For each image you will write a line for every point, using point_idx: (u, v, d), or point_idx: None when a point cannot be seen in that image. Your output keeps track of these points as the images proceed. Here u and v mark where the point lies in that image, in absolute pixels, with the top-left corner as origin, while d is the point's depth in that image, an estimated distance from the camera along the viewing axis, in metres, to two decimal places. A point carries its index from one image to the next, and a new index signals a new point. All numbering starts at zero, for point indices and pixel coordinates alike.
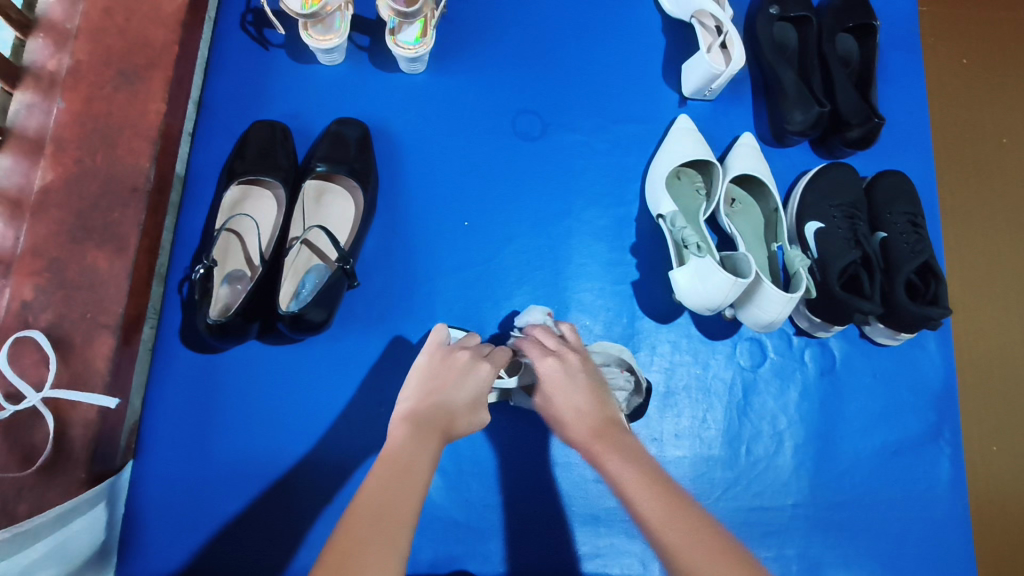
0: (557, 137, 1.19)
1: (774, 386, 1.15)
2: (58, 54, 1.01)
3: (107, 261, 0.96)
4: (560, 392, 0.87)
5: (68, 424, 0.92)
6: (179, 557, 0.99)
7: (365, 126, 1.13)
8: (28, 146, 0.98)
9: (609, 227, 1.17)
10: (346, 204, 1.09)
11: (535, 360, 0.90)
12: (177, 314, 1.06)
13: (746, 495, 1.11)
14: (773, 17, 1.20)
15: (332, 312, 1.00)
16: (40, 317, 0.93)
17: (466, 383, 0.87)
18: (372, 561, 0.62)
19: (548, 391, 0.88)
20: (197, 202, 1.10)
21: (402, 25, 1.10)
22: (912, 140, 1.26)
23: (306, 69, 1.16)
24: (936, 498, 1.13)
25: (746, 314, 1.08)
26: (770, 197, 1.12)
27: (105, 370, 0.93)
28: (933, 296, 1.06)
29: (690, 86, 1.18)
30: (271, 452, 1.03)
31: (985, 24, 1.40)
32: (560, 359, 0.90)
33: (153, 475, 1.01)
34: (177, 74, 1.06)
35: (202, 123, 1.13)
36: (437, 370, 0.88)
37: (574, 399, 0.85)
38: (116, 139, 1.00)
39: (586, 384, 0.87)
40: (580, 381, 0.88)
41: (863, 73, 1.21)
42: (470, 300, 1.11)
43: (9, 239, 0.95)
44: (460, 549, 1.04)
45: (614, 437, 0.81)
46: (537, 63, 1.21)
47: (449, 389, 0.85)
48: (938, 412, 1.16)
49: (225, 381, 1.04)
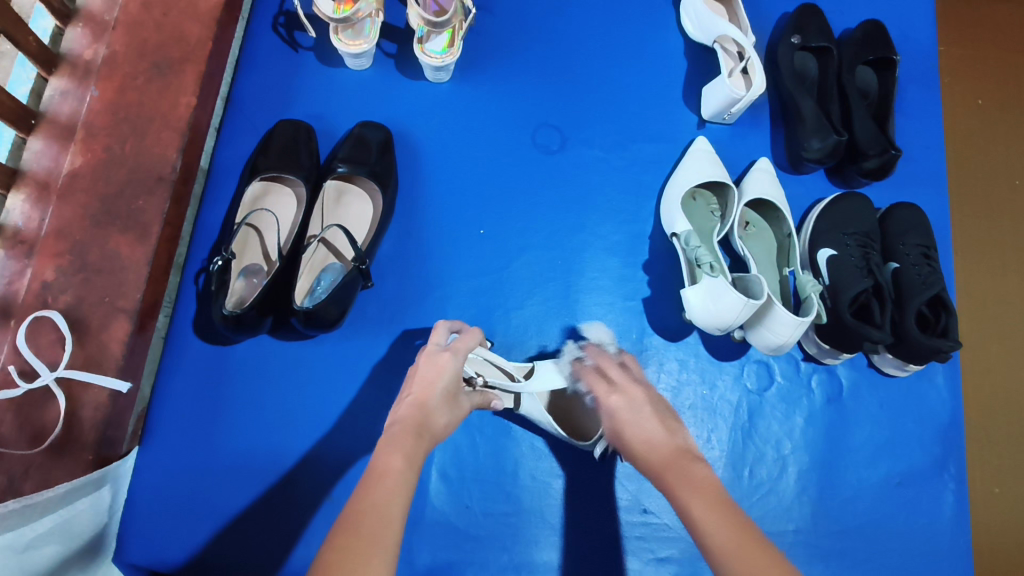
0: (576, 152, 1.20)
1: (780, 410, 1.15)
2: (95, 44, 1.04)
3: (128, 247, 0.97)
4: (629, 424, 0.92)
5: (78, 406, 0.92)
6: (177, 545, 0.99)
7: (387, 130, 1.15)
8: (59, 131, 1.00)
9: (623, 243, 1.18)
10: (364, 204, 1.11)
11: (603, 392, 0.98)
12: (191, 304, 1.07)
13: (748, 518, 1.10)
14: (794, 46, 1.22)
15: (345, 310, 1.00)
16: (59, 298, 0.94)
17: (440, 384, 0.84)
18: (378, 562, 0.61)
19: (614, 426, 0.94)
20: (218, 196, 1.11)
21: (430, 34, 1.13)
22: (927, 174, 1.27)
23: (332, 72, 1.19)
24: (938, 534, 1.12)
25: (756, 336, 1.09)
26: (784, 222, 1.13)
27: (119, 355, 0.94)
28: (943, 329, 1.06)
29: (710, 109, 1.20)
30: (277, 446, 1.03)
31: (1003, 66, 1.42)
32: (625, 394, 0.97)
33: (156, 463, 1.01)
34: (208, 69, 1.08)
35: (229, 118, 1.15)
36: (423, 371, 0.86)
37: (643, 429, 0.91)
38: (145, 129, 1.02)
39: (654, 418, 0.93)
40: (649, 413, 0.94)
41: (880, 105, 1.22)
42: (482, 307, 1.13)
43: (34, 220, 0.96)
44: (457, 556, 1.03)
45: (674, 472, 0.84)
46: (559, 78, 1.23)
47: (431, 389, 0.83)
48: (944, 447, 1.16)
49: (234, 373, 1.05)
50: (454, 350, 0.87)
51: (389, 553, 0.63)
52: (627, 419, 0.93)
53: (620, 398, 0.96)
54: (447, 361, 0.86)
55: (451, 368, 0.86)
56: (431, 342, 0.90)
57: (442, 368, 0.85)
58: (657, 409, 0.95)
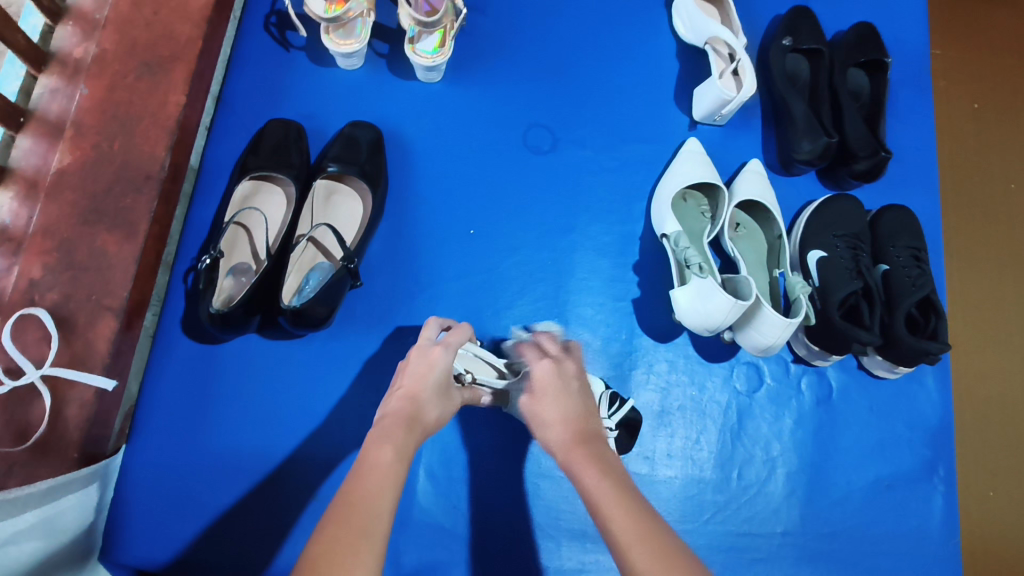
0: (567, 152, 1.20)
1: (770, 412, 1.14)
2: (85, 42, 1.04)
3: (116, 245, 0.97)
4: (551, 392, 0.88)
5: (64, 403, 0.92)
6: (164, 544, 0.99)
7: (378, 130, 1.15)
8: (48, 128, 1.00)
9: (613, 244, 1.18)
10: (354, 204, 1.11)
11: (532, 359, 0.94)
12: (181, 303, 1.07)
13: (736, 519, 1.10)
14: (786, 48, 1.22)
15: (333, 310, 1.00)
16: (46, 296, 0.94)
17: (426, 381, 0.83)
18: (358, 562, 0.60)
19: (535, 390, 0.90)
20: (208, 196, 1.12)
21: (421, 34, 1.13)
22: (919, 176, 1.27)
23: (324, 72, 1.19)
24: (928, 537, 1.12)
25: (745, 337, 1.08)
26: (774, 223, 1.13)
27: (106, 353, 0.94)
28: (932, 331, 1.06)
29: (701, 111, 1.20)
30: (264, 444, 1.03)
31: (997, 70, 1.43)
32: (556, 364, 0.93)
33: (143, 462, 1.01)
34: (199, 68, 1.08)
35: (220, 117, 1.15)
36: (414, 365, 0.85)
37: (562, 403, 0.87)
38: (135, 127, 1.02)
39: (578, 397, 0.88)
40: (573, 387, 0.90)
41: (872, 107, 1.22)
42: (471, 307, 1.12)
43: (22, 218, 0.96)
44: (445, 556, 1.03)
45: (585, 447, 0.80)
46: (551, 79, 1.23)
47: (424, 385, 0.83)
48: (934, 449, 1.16)
49: (222, 373, 1.05)
50: (445, 343, 0.87)
51: (374, 547, 0.62)
52: (552, 389, 0.89)
53: (550, 368, 0.92)
54: (440, 356, 0.85)
55: (444, 360, 0.86)
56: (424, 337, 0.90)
57: (434, 362, 0.85)
58: (583, 390, 0.90)
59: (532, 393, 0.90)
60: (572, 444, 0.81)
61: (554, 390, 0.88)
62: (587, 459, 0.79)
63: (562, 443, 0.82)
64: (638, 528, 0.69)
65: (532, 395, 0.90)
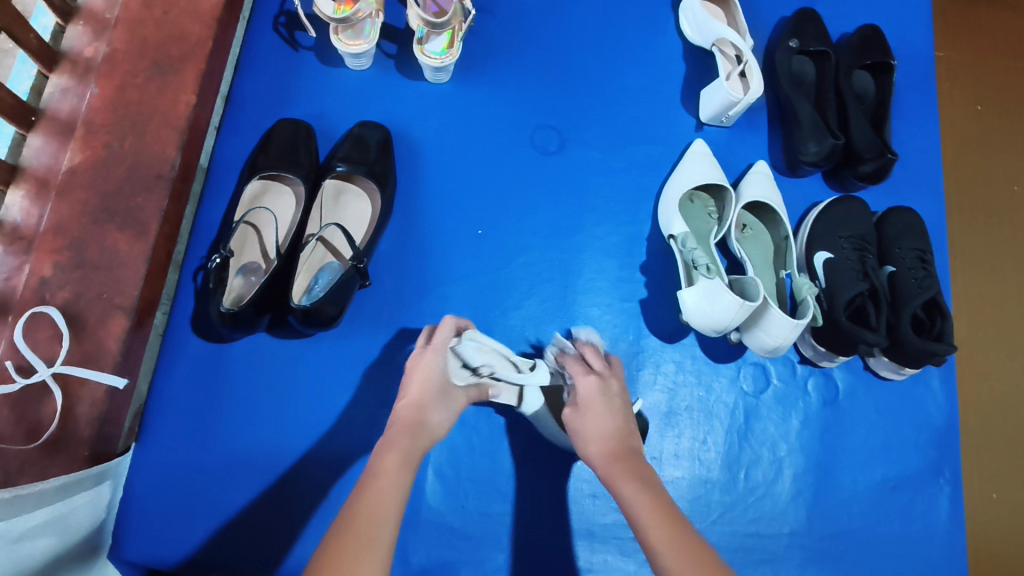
0: (575, 153, 1.21)
1: (776, 412, 1.15)
2: (96, 41, 1.04)
3: (127, 244, 0.98)
4: (595, 409, 0.87)
5: (74, 401, 0.92)
6: (174, 543, 0.99)
7: (386, 130, 1.15)
8: (59, 127, 1.00)
9: (620, 244, 1.18)
10: (362, 204, 1.11)
11: (577, 375, 0.91)
12: (189, 302, 1.07)
13: (743, 520, 1.10)
14: (792, 51, 1.23)
15: (342, 309, 1.01)
16: (57, 295, 0.94)
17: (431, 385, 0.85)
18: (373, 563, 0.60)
19: (580, 404, 0.88)
20: (217, 195, 1.12)
21: (430, 35, 1.13)
22: (924, 177, 1.27)
23: (332, 72, 1.19)
24: (934, 538, 1.12)
25: (752, 338, 1.09)
26: (780, 224, 1.13)
27: (116, 351, 0.94)
28: (938, 332, 1.06)
29: (708, 112, 1.20)
30: (273, 443, 1.04)
31: (1000, 72, 1.43)
32: (602, 380, 0.90)
33: (152, 461, 1.01)
34: (208, 68, 1.09)
35: (229, 117, 1.16)
36: (413, 373, 0.87)
37: (604, 420, 0.86)
38: (145, 126, 1.02)
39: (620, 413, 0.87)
40: (616, 403, 0.88)
41: (877, 109, 1.23)
42: (479, 307, 1.13)
43: (33, 217, 0.96)
44: (453, 555, 1.03)
45: (625, 463, 0.81)
46: (559, 80, 1.23)
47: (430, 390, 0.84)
48: (940, 451, 1.16)
49: (231, 372, 1.05)
50: (429, 348, 0.89)
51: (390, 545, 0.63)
52: (596, 405, 0.87)
53: (595, 385, 0.89)
54: (432, 360, 0.87)
55: (432, 363, 0.87)
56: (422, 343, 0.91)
57: (428, 367, 0.86)
58: (626, 408, 0.89)
59: (573, 406, 0.88)
60: (614, 460, 0.81)
61: (597, 408, 0.87)
62: (625, 475, 0.79)
63: (602, 459, 0.82)
64: (661, 529, 0.71)
65: (574, 408, 0.88)
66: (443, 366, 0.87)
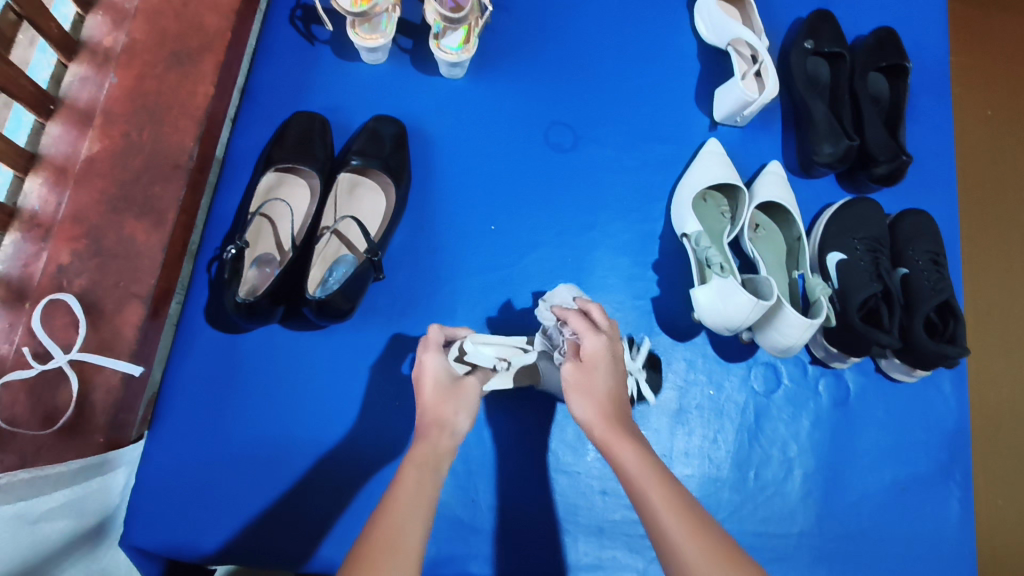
0: (589, 150, 1.21)
1: (787, 412, 1.15)
2: (115, 32, 1.05)
3: (144, 234, 0.98)
4: (600, 372, 0.79)
5: (90, 388, 0.92)
6: (184, 532, 0.99)
7: (401, 124, 1.16)
8: (78, 116, 1.00)
9: (633, 242, 1.18)
10: (377, 198, 1.11)
11: (587, 335, 0.80)
12: (203, 293, 1.07)
13: (753, 518, 1.10)
14: (807, 51, 1.23)
15: (356, 302, 1.01)
16: (74, 283, 0.94)
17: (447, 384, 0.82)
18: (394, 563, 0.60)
19: (583, 364, 0.79)
20: (232, 185, 1.12)
21: (447, 30, 1.14)
22: (937, 180, 1.27)
23: (348, 66, 1.19)
24: (943, 540, 1.12)
25: (765, 337, 1.08)
26: (793, 225, 1.13)
27: (132, 340, 0.95)
28: (951, 335, 1.06)
29: (722, 111, 1.20)
30: (285, 435, 1.04)
31: (1013, 78, 1.43)
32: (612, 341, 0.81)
33: (164, 450, 1.02)
34: (226, 60, 1.09)
35: (244, 109, 1.16)
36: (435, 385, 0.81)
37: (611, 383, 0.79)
38: (163, 117, 1.03)
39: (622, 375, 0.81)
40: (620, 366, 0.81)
41: (892, 112, 1.23)
42: (490, 303, 1.13)
43: (51, 205, 0.96)
44: (463, 549, 1.03)
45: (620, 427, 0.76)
46: (573, 77, 1.23)
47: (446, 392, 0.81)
48: (950, 453, 1.16)
49: (245, 363, 1.06)
50: (430, 349, 0.83)
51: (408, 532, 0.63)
52: (604, 367, 0.79)
53: (606, 345, 0.80)
54: (433, 363, 0.82)
55: (438, 365, 0.82)
56: (428, 346, 0.84)
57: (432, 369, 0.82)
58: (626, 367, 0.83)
59: (576, 362, 0.80)
60: (607, 423, 0.76)
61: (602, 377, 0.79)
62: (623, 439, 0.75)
63: (596, 421, 0.77)
64: None
65: (579, 368, 0.80)
66: (446, 362, 0.84)
